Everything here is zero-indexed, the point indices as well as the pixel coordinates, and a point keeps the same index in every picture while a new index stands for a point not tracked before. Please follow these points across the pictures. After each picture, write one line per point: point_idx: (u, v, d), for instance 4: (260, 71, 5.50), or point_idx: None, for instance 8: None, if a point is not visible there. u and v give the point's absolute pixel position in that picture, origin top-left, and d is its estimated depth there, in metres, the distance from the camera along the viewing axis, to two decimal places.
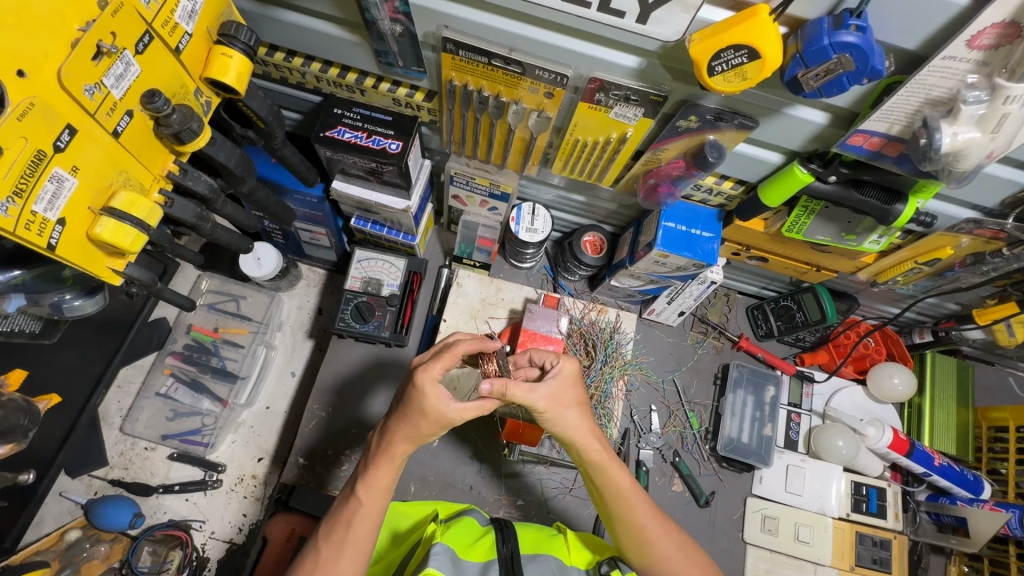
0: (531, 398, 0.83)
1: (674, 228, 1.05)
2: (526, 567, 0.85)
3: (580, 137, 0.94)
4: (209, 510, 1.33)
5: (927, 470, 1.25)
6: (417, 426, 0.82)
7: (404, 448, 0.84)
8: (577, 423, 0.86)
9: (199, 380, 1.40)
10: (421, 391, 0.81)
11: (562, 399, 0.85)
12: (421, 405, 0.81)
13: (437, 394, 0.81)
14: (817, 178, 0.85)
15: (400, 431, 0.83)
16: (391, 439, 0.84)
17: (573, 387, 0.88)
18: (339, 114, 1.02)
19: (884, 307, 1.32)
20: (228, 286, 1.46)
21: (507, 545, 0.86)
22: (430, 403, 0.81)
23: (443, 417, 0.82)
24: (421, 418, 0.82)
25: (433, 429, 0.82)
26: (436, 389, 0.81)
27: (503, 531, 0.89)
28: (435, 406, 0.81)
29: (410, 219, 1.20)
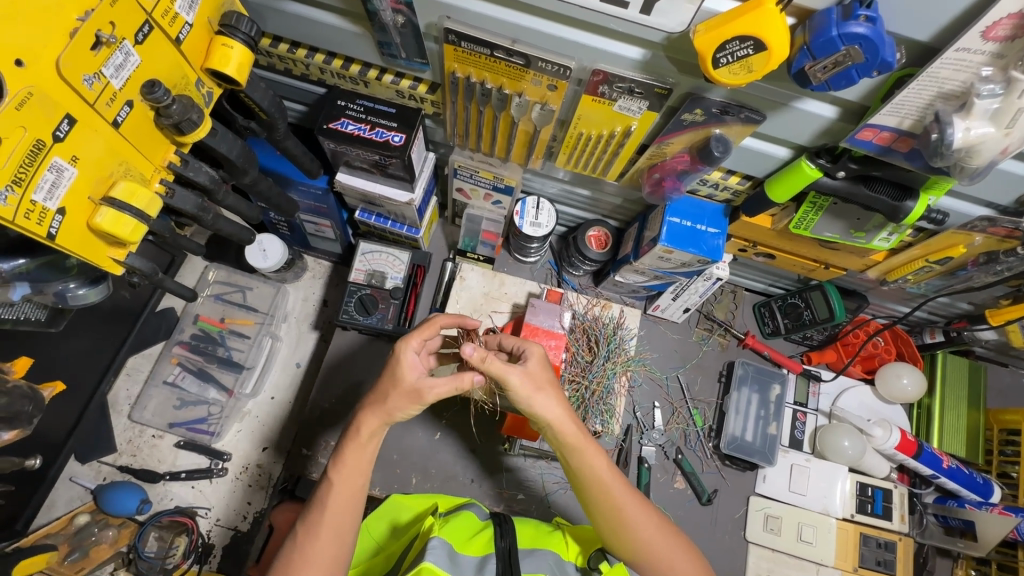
0: (507, 375, 0.83)
1: (679, 223, 1.03)
2: (523, 561, 0.85)
3: (583, 130, 0.92)
4: (214, 497, 1.34)
5: (935, 472, 1.23)
6: (386, 400, 0.84)
7: (372, 427, 0.85)
8: (551, 405, 0.84)
9: (206, 370, 1.42)
10: (398, 359, 0.86)
11: (536, 380, 0.85)
12: (395, 375, 0.85)
13: (412, 364, 0.85)
14: (826, 174, 0.83)
15: (368, 408, 0.85)
16: (361, 418, 0.86)
17: (545, 369, 0.87)
18: (343, 105, 1.02)
19: (894, 306, 1.30)
20: (235, 278, 1.48)
21: (504, 540, 0.86)
22: (402, 373, 0.85)
23: (411, 389, 0.84)
24: (390, 391, 0.85)
25: (403, 402, 0.84)
26: (411, 357, 0.86)
27: (501, 526, 0.88)
28: (409, 377, 0.84)
29: (413, 212, 1.20)
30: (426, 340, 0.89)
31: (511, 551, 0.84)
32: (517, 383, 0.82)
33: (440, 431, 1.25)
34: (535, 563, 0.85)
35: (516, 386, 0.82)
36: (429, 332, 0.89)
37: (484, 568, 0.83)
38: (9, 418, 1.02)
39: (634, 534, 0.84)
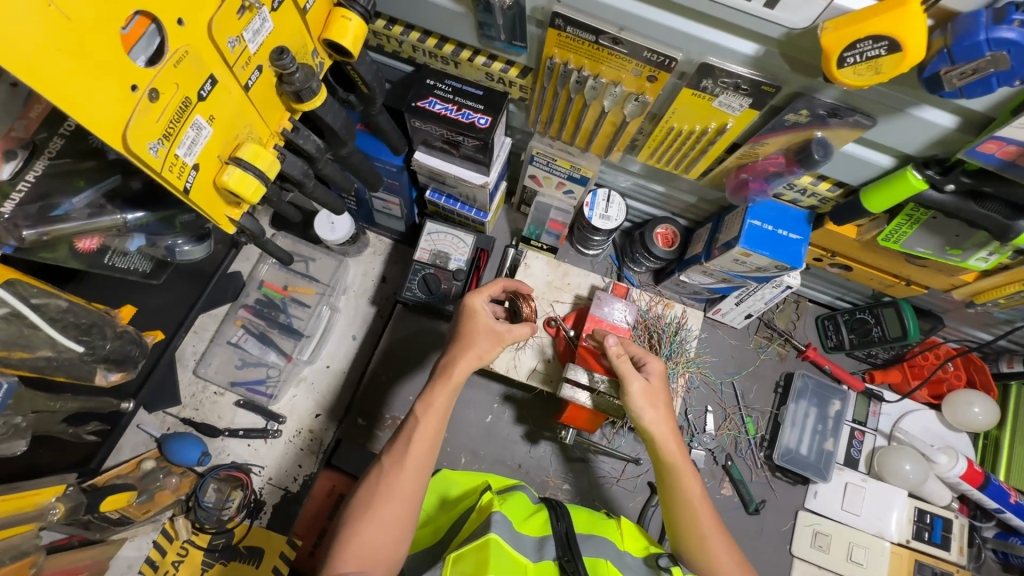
0: (630, 380, 0.91)
1: (760, 226, 1.01)
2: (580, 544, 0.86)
3: (675, 125, 0.91)
4: (268, 457, 1.40)
5: (1000, 506, 1.18)
6: (475, 345, 0.92)
7: (463, 368, 0.90)
8: (660, 423, 0.90)
9: (268, 334, 1.47)
10: (472, 309, 0.95)
11: (652, 397, 0.91)
12: (474, 319, 0.94)
13: (485, 312, 0.95)
14: (932, 186, 0.80)
15: (459, 353, 0.91)
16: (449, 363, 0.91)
17: (662, 386, 0.93)
18: (431, 85, 1.03)
19: (971, 331, 1.25)
20: (299, 247, 1.53)
21: (561, 524, 0.87)
22: (481, 318, 0.94)
23: (496, 335, 0.94)
24: (477, 338, 0.93)
25: (489, 343, 0.93)
26: (483, 307, 0.96)
27: (556, 509, 0.90)
28: (486, 321, 0.94)
29: (485, 196, 1.21)
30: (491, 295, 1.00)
31: (571, 533, 0.85)
32: (637, 389, 0.90)
33: (491, 414, 1.27)
34: (593, 548, 0.86)
35: (636, 393, 0.90)
36: (495, 289, 1.02)
37: (543, 547, 0.84)
38: (120, 360, 1.10)
39: (707, 551, 0.84)
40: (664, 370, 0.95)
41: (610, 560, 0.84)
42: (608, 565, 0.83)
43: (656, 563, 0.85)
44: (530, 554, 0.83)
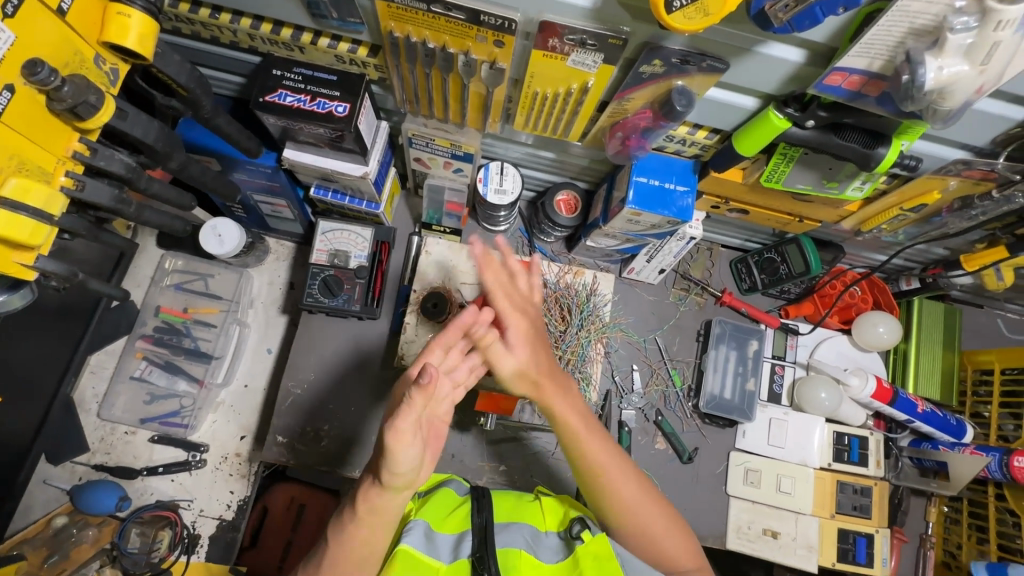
0: (504, 359, 0.84)
1: (647, 182, 0.99)
2: (499, 534, 0.85)
3: (539, 89, 0.86)
4: (196, 489, 1.33)
5: (910, 417, 1.24)
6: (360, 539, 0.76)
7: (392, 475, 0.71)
8: (564, 406, 0.89)
9: (173, 362, 1.38)
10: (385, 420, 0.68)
11: (539, 373, 0.87)
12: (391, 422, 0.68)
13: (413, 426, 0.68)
14: (794, 124, 0.78)
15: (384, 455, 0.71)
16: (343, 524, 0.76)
17: (541, 349, 0.88)
18: (279, 75, 0.94)
19: (870, 255, 1.28)
20: (194, 265, 1.42)
21: (479, 517, 0.84)
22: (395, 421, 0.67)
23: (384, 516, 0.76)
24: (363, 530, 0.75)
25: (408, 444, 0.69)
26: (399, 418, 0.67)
27: (479, 501, 0.87)
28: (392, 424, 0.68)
29: (370, 187, 1.14)
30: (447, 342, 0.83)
31: (487, 527, 0.83)
32: (519, 347, 0.85)
33: None
34: (513, 537, 0.85)
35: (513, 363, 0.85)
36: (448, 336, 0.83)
37: (459, 546, 0.83)
38: None
39: (635, 514, 0.87)
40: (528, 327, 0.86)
41: (527, 548, 0.84)
42: (524, 555, 0.83)
43: (568, 533, 0.84)
44: (445, 555, 0.82)
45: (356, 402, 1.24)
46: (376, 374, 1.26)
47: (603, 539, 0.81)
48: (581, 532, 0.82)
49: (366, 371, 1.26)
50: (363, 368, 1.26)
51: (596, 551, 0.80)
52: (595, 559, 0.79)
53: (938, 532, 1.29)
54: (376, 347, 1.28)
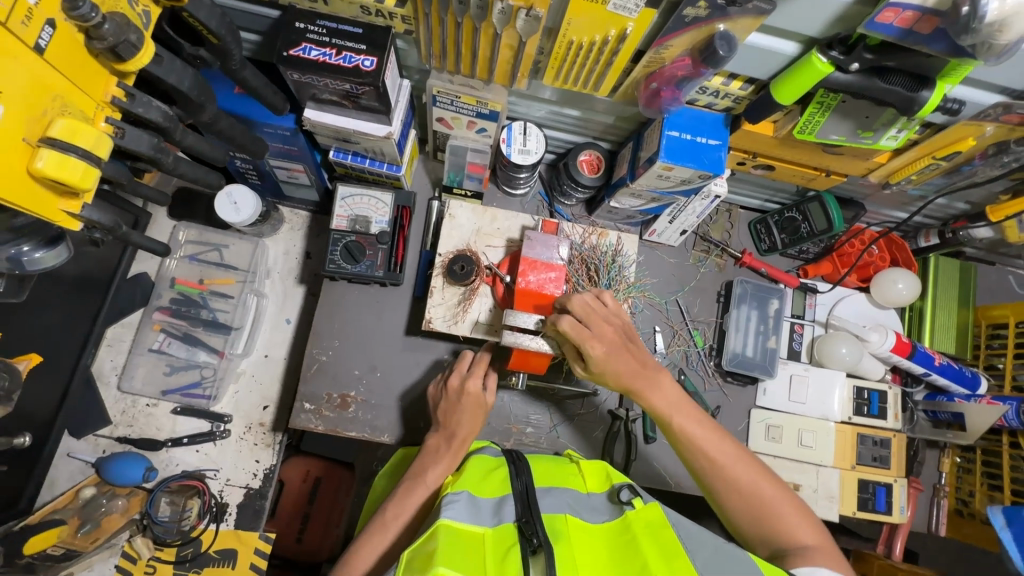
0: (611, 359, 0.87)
1: (678, 137, 0.97)
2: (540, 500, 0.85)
3: (574, 38, 0.84)
4: (221, 458, 1.33)
5: (927, 369, 1.27)
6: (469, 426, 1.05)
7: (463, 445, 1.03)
8: (615, 359, 0.87)
9: (192, 334, 1.36)
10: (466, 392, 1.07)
11: (613, 343, 0.87)
12: (466, 400, 1.06)
13: (477, 392, 1.07)
14: (838, 68, 0.77)
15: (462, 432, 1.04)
16: (459, 408, 1.06)
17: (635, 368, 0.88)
18: (302, 28, 0.91)
19: (890, 212, 1.29)
20: (208, 235, 1.41)
21: (521, 478, 0.87)
22: (475, 397, 1.07)
23: (482, 408, 1.07)
24: (469, 421, 1.05)
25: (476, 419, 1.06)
26: (477, 387, 1.07)
27: (516, 465, 0.91)
28: (476, 399, 1.07)
29: (393, 148, 1.11)
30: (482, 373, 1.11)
31: (528, 490, 0.84)
32: (602, 354, 0.86)
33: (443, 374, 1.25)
34: (555, 505, 0.85)
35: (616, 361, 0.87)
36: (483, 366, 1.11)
37: (501, 509, 0.82)
38: None
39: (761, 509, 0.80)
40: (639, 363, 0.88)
41: (570, 513, 0.84)
42: (569, 518, 0.82)
43: (617, 498, 0.87)
44: (488, 520, 0.80)
45: (381, 368, 1.24)
46: (400, 340, 1.26)
47: (656, 508, 0.81)
48: (632, 499, 0.85)
49: (390, 337, 1.26)
50: (387, 335, 1.26)
51: (648, 518, 0.80)
52: (648, 526, 0.79)
53: (951, 481, 1.34)
54: (399, 313, 1.27)
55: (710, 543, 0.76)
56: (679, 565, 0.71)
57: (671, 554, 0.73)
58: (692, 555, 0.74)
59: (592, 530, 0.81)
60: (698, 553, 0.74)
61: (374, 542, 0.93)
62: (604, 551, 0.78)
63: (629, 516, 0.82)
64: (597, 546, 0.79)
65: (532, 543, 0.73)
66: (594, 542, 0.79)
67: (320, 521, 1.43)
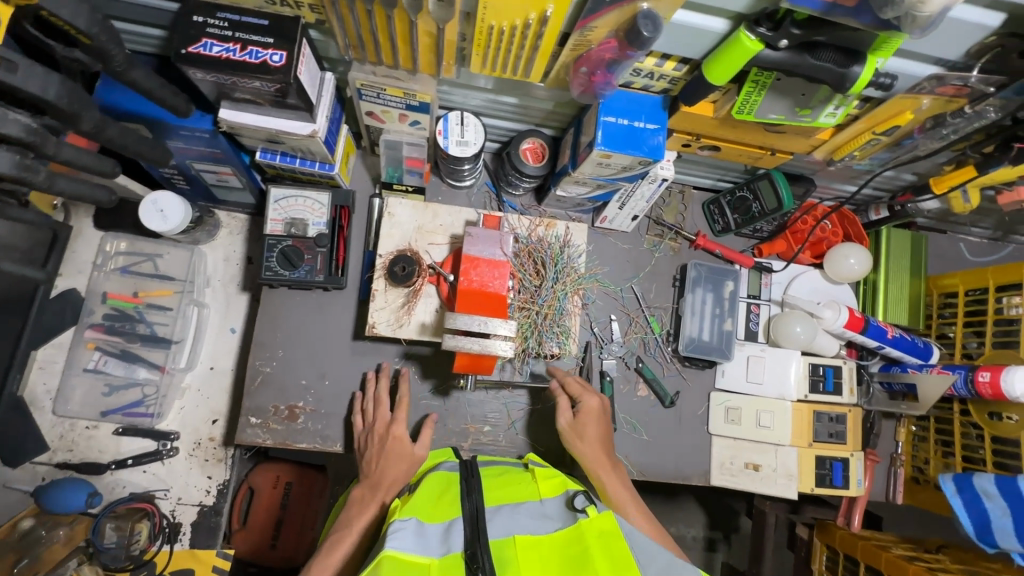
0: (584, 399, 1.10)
1: (615, 122, 0.93)
2: (488, 522, 0.82)
3: (493, 23, 0.79)
4: (170, 478, 1.30)
5: (880, 343, 1.27)
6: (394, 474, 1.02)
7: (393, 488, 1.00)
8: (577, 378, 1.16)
9: (130, 350, 1.29)
10: (394, 438, 1.06)
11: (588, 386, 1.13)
12: (393, 446, 1.05)
13: (405, 441, 1.06)
14: (767, 45, 0.73)
15: (391, 475, 1.02)
16: (385, 457, 1.04)
17: (596, 423, 1.07)
18: (202, 23, 0.84)
19: (840, 186, 1.28)
20: (140, 245, 1.32)
21: (471, 500, 0.84)
22: (405, 445, 1.06)
23: (415, 459, 1.05)
24: (398, 468, 1.03)
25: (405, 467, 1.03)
26: (404, 431, 1.07)
27: (468, 485, 0.87)
28: (406, 447, 1.05)
29: (321, 146, 1.05)
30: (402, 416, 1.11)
31: (478, 511, 0.82)
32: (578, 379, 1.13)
33: (395, 377, 1.21)
34: (504, 526, 0.81)
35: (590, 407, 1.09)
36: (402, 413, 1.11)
37: (450, 537, 0.79)
38: None
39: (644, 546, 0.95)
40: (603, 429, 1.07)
41: (520, 530, 0.80)
42: (519, 539, 0.79)
43: (571, 504, 0.84)
44: (436, 548, 0.77)
45: (330, 376, 1.20)
46: (348, 346, 1.21)
47: (610, 517, 0.80)
48: (586, 506, 0.82)
49: (337, 343, 1.21)
50: (334, 341, 1.21)
51: (600, 527, 0.79)
52: (601, 536, 0.78)
53: (907, 450, 1.35)
54: (346, 317, 1.22)
55: (660, 557, 0.78)
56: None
57: (624, 570, 0.73)
58: (644, 571, 0.76)
59: (544, 542, 0.79)
60: (649, 567, 0.77)
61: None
62: (556, 562, 0.76)
63: (582, 524, 0.80)
64: (549, 558, 0.77)
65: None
66: (546, 555, 0.78)
67: (293, 524, 1.38)
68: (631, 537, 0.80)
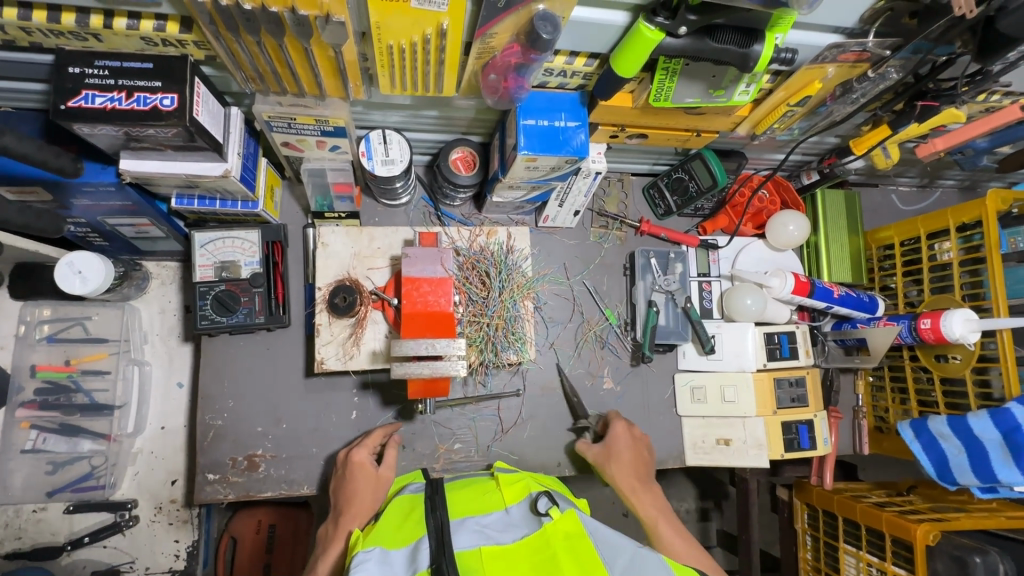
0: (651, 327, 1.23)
1: (536, 125, 0.92)
2: (454, 535, 0.80)
3: (390, 39, 0.76)
4: (135, 548, 1.25)
5: (829, 303, 1.30)
6: (359, 502, 0.98)
7: (354, 520, 0.95)
8: (620, 430, 1.14)
9: (69, 423, 1.21)
10: (353, 468, 1.02)
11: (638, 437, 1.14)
12: (353, 479, 1.01)
13: (366, 463, 1.02)
14: (668, 34, 0.72)
15: (353, 506, 0.97)
16: (351, 484, 1.00)
17: (629, 450, 1.11)
18: (79, 73, 0.78)
19: (771, 155, 1.30)
20: (65, 309, 1.23)
21: (436, 516, 0.81)
22: (362, 469, 1.02)
23: (382, 481, 1.02)
24: (359, 495, 0.99)
25: (369, 491, 1.00)
26: (363, 455, 1.03)
27: (432, 500, 0.85)
28: (366, 472, 1.01)
29: (239, 184, 0.99)
30: (373, 445, 1.07)
31: (443, 526, 0.79)
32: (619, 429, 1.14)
33: (356, 409, 1.18)
34: (469, 537, 0.80)
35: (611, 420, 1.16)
36: (376, 439, 1.08)
37: (416, 557, 0.76)
38: None
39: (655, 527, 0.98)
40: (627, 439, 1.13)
41: (485, 541, 0.79)
42: (485, 547, 0.77)
43: (536, 509, 0.84)
44: (402, 571, 0.75)
45: (287, 419, 1.15)
46: (302, 385, 1.17)
47: (572, 515, 0.79)
48: (550, 509, 0.81)
49: (289, 383, 1.17)
50: (287, 382, 1.17)
51: (565, 528, 0.77)
52: (566, 537, 0.76)
53: (868, 401, 1.39)
54: (296, 355, 1.18)
55: (625, 548, 0.75)
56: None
57: (589, 569, 0.71)
58: (609, 566, 0.73)
59: (512, 550, 0.77)
60: (614, 562, 0.74)
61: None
62: (525, 566, 0.74)
63: (547, 528, 0.78)
64: (517, 564, 0.75)
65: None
66: (513, 561, 0.75)
67: (285, 537, 1.35)
68: (597, 535, 0.78)
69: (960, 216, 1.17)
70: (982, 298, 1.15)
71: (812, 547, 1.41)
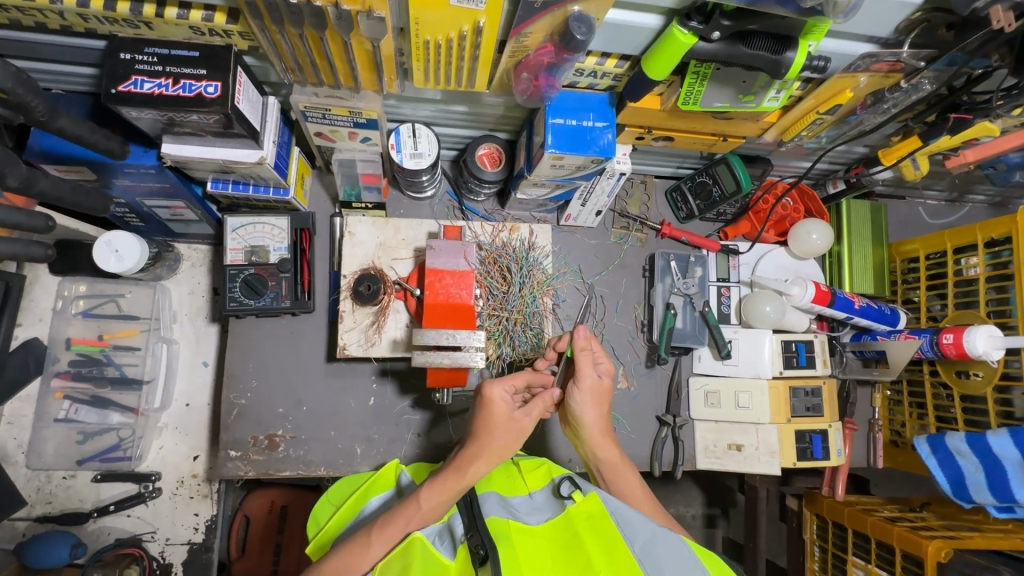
0: (571, 392, 0.93)
1: (564, 124, 0.93)
2: (483, 506, 0.83)
3: (428, 36, 0.78)
4: (157, 519, 1.29)
5: (849, 314, 1.29)
6: (494, 441, 0.84)
7: (480, 466, 0.83)
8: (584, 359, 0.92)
9: (100, 395, 1.26)
10: (491, 399, 0.85)
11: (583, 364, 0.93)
12: (494, 411, 0.85)
13: (505, 400, 0.86)
14: (700, 38, 0.73)
15: (478, 445, 0.85)
16: (482, 412, 0.86)
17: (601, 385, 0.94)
18: (129, 60, 0.82)
19: (796, 163, 1.29)
20: (100, 286, 1.28)
21: (465, 492, 0.85)
22: (500, 408, 0.85)
23: (514, 426, 0.86)
24: (497, 432, 0.85)
25: (509, 438, 0.85)
26: (503, 393, 0.86)
27: None
28: (505, 413, 0.86)
29: (272, 172, 1.02)
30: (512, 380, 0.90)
31: (472, 500, 0.82)
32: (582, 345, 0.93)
33: (374, 395, 1.20)
34: (497, 508, 0.84)
35: (578, 408, 0.93)
36: (518, 379, 0.91)
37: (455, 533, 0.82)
38: None
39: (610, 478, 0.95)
40: (603, 429, 0.94)
41: (512, 517, 0.83)
42: (512, 523, 0.81)
43: (559, 493, 0.86)
44: (447, 546, 0.81)
45: (307, 402, 1.19)
46: (323, 369, 1.20)
47: (594, 496, 0.79)
48: (572, 493, 0.84)
49: (310, 367, 1.20)
50: (308, 366, 1.20)
51: (588, 508, 0.79)
52: (589, 517, 0.78)
53: (884, 415, 1.38)
54: (318, 340, 1.21)
55: (645, 526, 0.76)
56: (619, 557, 0.70)
57: (611, 544, 0.72)
58: (630, 540, 0.74)
59: (536, 531, 0.80)
60: (635, 537, 0.74)
61: (374, 550, 0.81)
62: (549, 547, 0.77)
63: (570, 510, 0.80)
64: (543, 547, 0.78)
65: (480, 554, 0.74)
66: (538, 541, 0.79)
67: (298, 520, 1.39)
68: (620, 514, 0.77)
69: (989, 231, 1.15)
70: (1008, 315, 1.14)
71: (820, 559, 1.40)
